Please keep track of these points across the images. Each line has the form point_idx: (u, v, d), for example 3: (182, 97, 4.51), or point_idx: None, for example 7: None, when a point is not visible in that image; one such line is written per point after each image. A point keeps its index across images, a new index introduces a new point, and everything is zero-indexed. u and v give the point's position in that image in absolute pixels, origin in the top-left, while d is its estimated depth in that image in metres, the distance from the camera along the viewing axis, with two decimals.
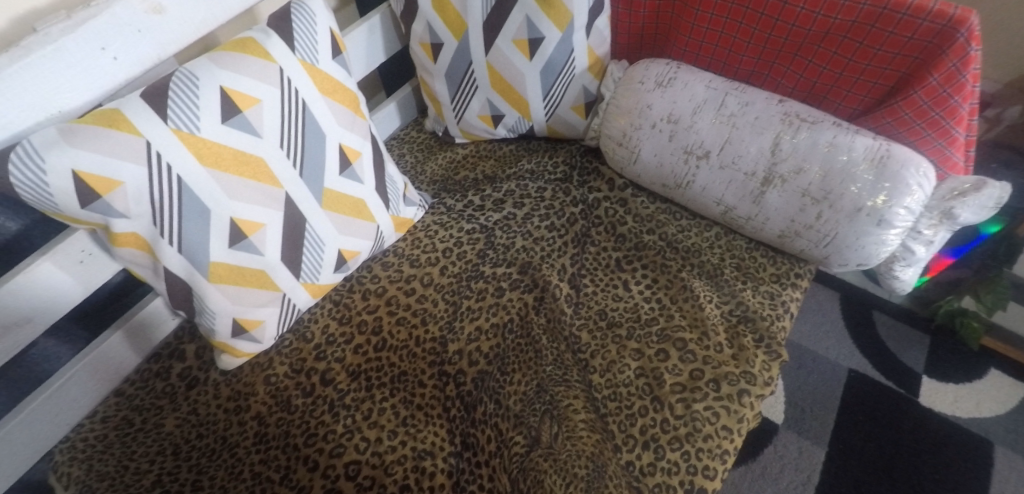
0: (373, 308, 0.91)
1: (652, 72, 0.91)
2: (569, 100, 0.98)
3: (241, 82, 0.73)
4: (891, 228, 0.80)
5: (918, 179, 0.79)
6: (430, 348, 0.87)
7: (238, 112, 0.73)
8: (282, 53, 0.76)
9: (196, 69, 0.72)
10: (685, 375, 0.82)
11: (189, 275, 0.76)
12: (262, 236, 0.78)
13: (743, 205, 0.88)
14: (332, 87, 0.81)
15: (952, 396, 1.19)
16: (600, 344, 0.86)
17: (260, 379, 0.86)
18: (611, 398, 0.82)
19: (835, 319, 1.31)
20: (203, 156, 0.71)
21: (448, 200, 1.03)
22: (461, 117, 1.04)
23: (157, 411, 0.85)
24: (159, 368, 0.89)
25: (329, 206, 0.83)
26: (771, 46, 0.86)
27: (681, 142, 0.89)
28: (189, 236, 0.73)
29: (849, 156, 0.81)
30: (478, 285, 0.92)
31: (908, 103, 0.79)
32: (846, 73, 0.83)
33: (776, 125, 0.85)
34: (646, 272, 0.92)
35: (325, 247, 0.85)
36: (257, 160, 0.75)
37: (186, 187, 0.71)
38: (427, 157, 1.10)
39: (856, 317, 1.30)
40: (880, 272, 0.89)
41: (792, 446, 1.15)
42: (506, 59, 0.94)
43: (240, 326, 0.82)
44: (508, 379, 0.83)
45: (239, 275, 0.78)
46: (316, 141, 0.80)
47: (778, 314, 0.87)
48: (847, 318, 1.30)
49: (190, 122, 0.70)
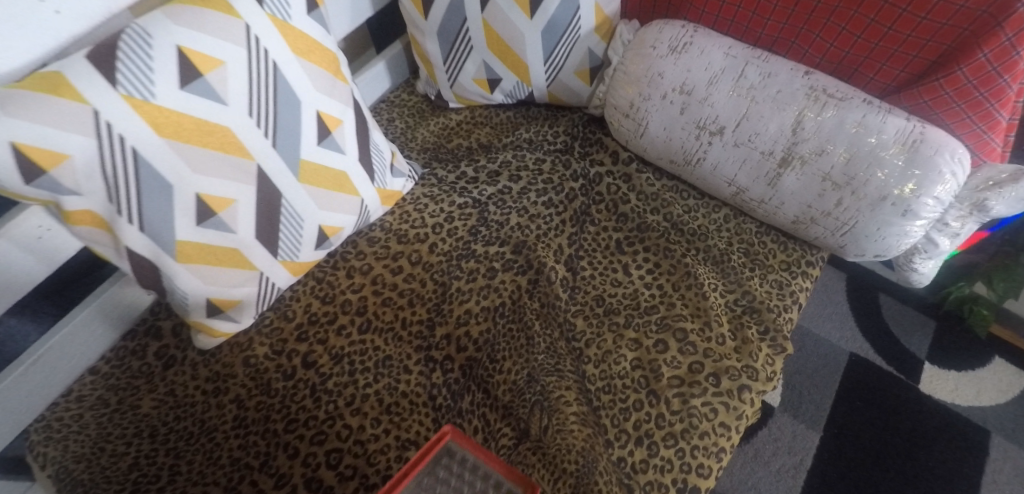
0: (358, 287, 0.87)
1: (666, 35, 0.83)
2: (572, 63, 0.90)
3: (201, 41, 0.65)
4: (916, 219, 0.74)
5: (952, 166, 0.72)
6: (417, 332, 0.83)
7: (198, 75, 0.64)
8: (249, 8, 0.68)
9: (149, 24, 0.63)
10: (684, 368, 0.77)
11: (155, 255, 0.70)
12: (234, 212, 0.72)
13: (756, 187, 0.81)
14: (308, 48, 0.73)
15: (953, 383, 1.17)
16: (596, 333, 0.81)
17: (239, 360, 0.82)
18: (605, 390, 0.77)
19: (840, 300, 1.27)
20: (160, 126, 0.63)
21: (439, 171, 0.96)
22: (455, 79, 0.96)
23: (133, 391, 0.82)
24: (135, 345, 0.86)
25: (307, 180, 0.77)
26: (801, 9, 0.77)
27: (694, 116, 0.81)
28: (151, 214, 0.66)
29: (878, 138, 0.73)
30: (468, 264, 0.87)
31: (951, 81, 0.71)
32: (883, 44, 0.74)
33: (800, 100, 0.76)
34: (647, 257, 0.86)
35: (303, 224, 0.79)
36: (222, 129, 0.67)
37: (143, 160, 0.63)
38: (418, 122, 1.03)
39: (862, 299, 1.27)
40: (897, 262, 0.83)
41: (787, 430, 1.13)
42: (504, 16, 0.85)
43: (214, 307, 0.78)
44: (498, 367, 0.79)
45: (210, 255, 0.73)
46: (290, 107, 0.72)
47: (786, 305, 0.82)
48: (853, 299, 1.27)
49: (144, 87, 0.62)
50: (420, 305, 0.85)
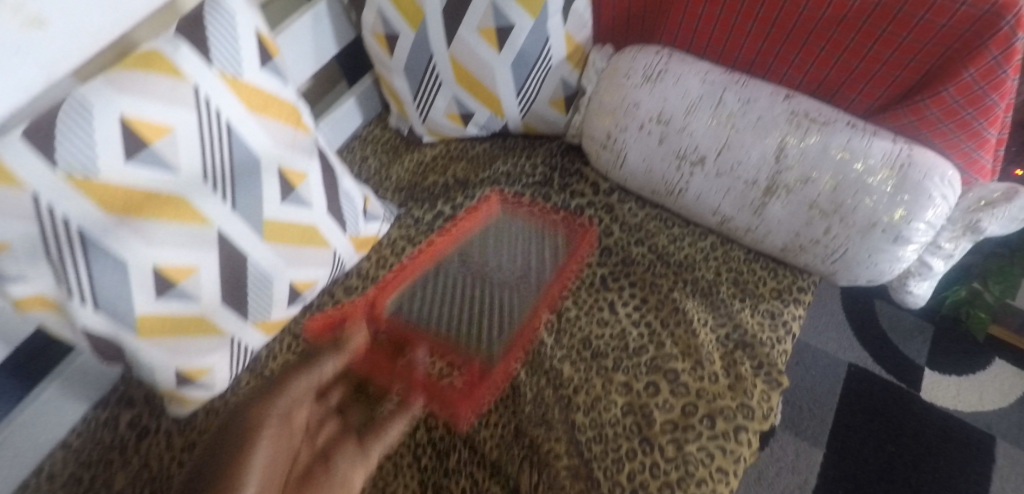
0: (336, 342, 0.83)
1: (639, 63, 0.80)
2: (545, 94, 0.88)
3: (146, 108, 0.61)
4: (908, 245, 0.70)
5: (943, 190, 0.68)
6: (399, 387, 0.79)
7: (145, 145, 0.61)
8: (197, 68, 0.64)
9: (88, 93, 0.59)
10: (676, 412, 0.74)
11: (115, 334, 0.66)
12: (196, 281, 0.68)
13: (742, 216, 0.78)
14: (263, 103, 0.70)
15: (954, 389, 1.14)
16: (584, 378, 0.78)
17: (215, 426, 0.80)
18: (596, 440, 0.74)
19: (836, 308, 1.24)
20: (106, 204, 0.60)
21: (415, 211, 0.93)
22: (427, 115, 0.94)
23: (106, 466, 0.78)
24: (107, 416, 0.82)
25: (272, 239, 0.73)
26: (778, 30, 0.74)
27: (673, 146, 0.78)
28: (105, 293, 0.63)
29: (864, 164, 0.69)
30: (449, 311, 0.83)
31: (936, 101, 0.68)
32: (864, 64, 0.71)
33: (781, 127, 0.73)
34: (634, 292, 0.83)
35: (273, 282, 0.75)
36: (176, 199, 0.64)
37: (91, 240, 0.60)
38: (392, 159, 1.00)
39: (858, 307, 1.24)
40: (892, 285, 0.81)
41: (789, 448, 1.10)
42: (471, 51, 0.83)
43: (185, 376, 0.73)
44: (485, 421, 0.77)
45: (174, 326, 0.69)
46: (248, 167, 0.69)
47: (779, 336, 0.79)
48: (849, 308, 1.24)
49: (87, 163, 0.58)
50: (418, 316, 0.83)
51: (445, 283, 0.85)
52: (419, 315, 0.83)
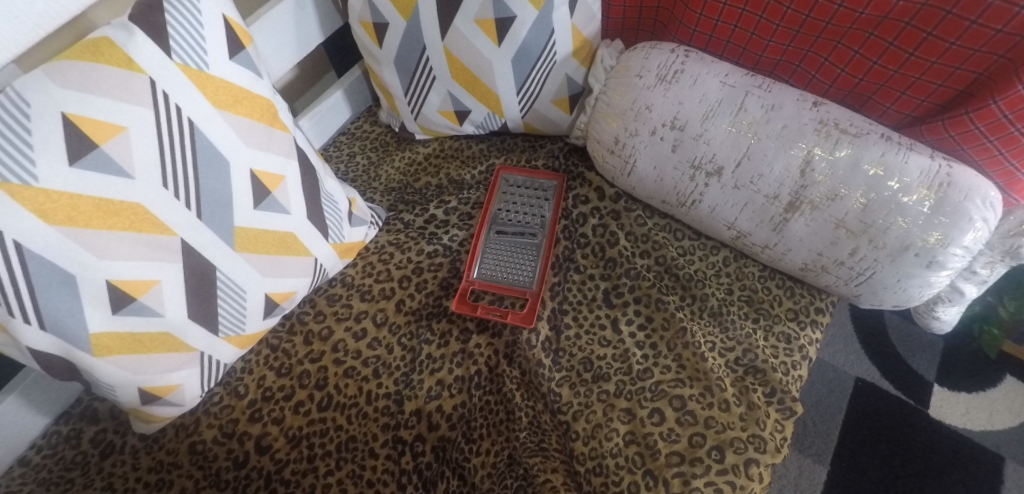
0: (316, 356, 0.76)
1: (653, 61, 0.73)
2: (548, 92, 0.82)
3: (93, 106, 0.56)
4: (942, 270, 0.63)
5: (984, 213, 0.61)
6: (383, 407, 0.73)
7: (93, 147, 0.56)
8: (153, 59, 0.58)
9: (28, 88, 0.54)
10: (683, 442, 0.67)
11: (65, 352, 0.60)
12: (158, 295, 0.63)
13: (760, 232, 0.71)
14: (233, 98, 0.63)
15: (964, 406, 1.01)
16: (584, 404, 0.72)
17: (185, 446, 0.72)
18: (596, 472, 0.68)
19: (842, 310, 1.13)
20: (49, 212, 0.55)
21: (405, 215, 0.87)
22: (419, 111, 0.88)
23: (67, 487, 0.70)
24: (70, 431, 0.74)
25: (246, 249, 0.68)
26: (807, 31, 0.67)
27: (688, 154, 0.71)
28: (51, 311, 0.57)
29: (899, 182, 0.62)
30: (440, 325, 0.78)
31: (983, 115, 0.61)
32: (902, 72, 0.64)
33: (808, 137, 0.66)
34: (638, 309, 0.77)
35: (246, 295, 0.70)
36: (130, 206, 0.59)
37: (29, 252, 0.55)
38: (382, 157, 0.95)
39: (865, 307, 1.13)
40: (917, 309, 0.76)
41: (792, 466, 0.99)
42: (467, 44, 0.77)
43: (149, 395, 0.67)
44: (475, 448, 0.71)
45: (134, 343, 0.63)
46: (215, 172, 0.63)
47: (794, 362, 0.72)
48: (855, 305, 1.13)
49: (23, 169, 0.53)
50: (504, 274, 0.80)
51: (531, 253, 0.82)
52: (508, 274, 0.80)
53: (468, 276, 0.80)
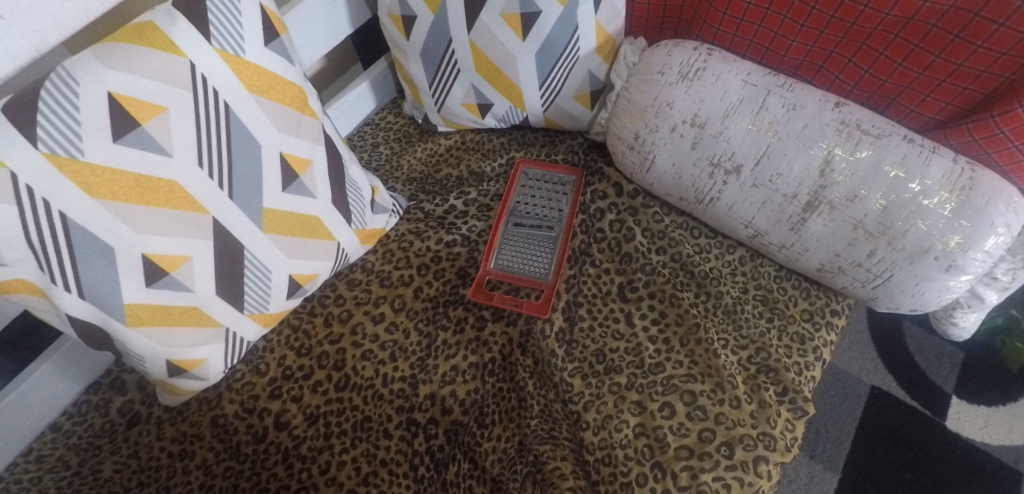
0: (335, 338, 0.78)
1: (675, 59, 0.74)
2: (570, 87, 0.83)
3: (138, 87, 0.58)
4: (961, 275, 0.63)
5: (1007, 217, 0.60)
6: (398, 390, 0.75)
7: (135, 125, 0.59)
8: (194, 43, 0.61)
9: (77, 68, 0.57)
10: (692, 437, 0.67)
11: (101, 320, 0.63)
12: (188, 271, 0.65)
13: (777, 231, 0.72)
14: (268, 84, 0.66)
15: (982, 420, 1.00)
16: (595, 394, 0.73)
17: (207, 419, 0.75)
18: (605, 462, 0.69)
19: (858, 316, 1.11)
20: (92, 186, 0.58)
21: (426, 204, 0.89)
22: (443, 104, 0.90)
23: (95, 453, 0.73)
24: (98, 400, 0.77)
25: (272, 230, 0.70)
26: (832, 31, 0.67)
27: (707, 152, 0.72)
28: (91, 281, 0.61)
29: (921, 184, 0.62)
30: (456, 312, 0.80)
31: (1009, 119, 0.60)
32: (927, 74, 0.64)
33: (830, 137, 0.66)
34: (653, 305, 0.78)
35: (271, 275, 0.72)
36: (167, 184, 0.62)
37: (73, 224, 0.58)
38: (404, 148, 0.97)
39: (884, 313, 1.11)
40: (936, 314, 0.75)
41: (803, 471, 0.98)
42: (493, 38, 0.79)
43: (176, 367, 0.69)
44: (487, 433, 0.73)
45: (164, 316, 0.66)
46: (248, 155, 0.66)
47: (807, 362, 0.72)
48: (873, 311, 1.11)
49: (70, 144, 0.56)
50: (520, 265, 0.82)
51: (547, 245, 0.84)
52: (523, 265, 0.82)
53: (485, 266, 0.82)
